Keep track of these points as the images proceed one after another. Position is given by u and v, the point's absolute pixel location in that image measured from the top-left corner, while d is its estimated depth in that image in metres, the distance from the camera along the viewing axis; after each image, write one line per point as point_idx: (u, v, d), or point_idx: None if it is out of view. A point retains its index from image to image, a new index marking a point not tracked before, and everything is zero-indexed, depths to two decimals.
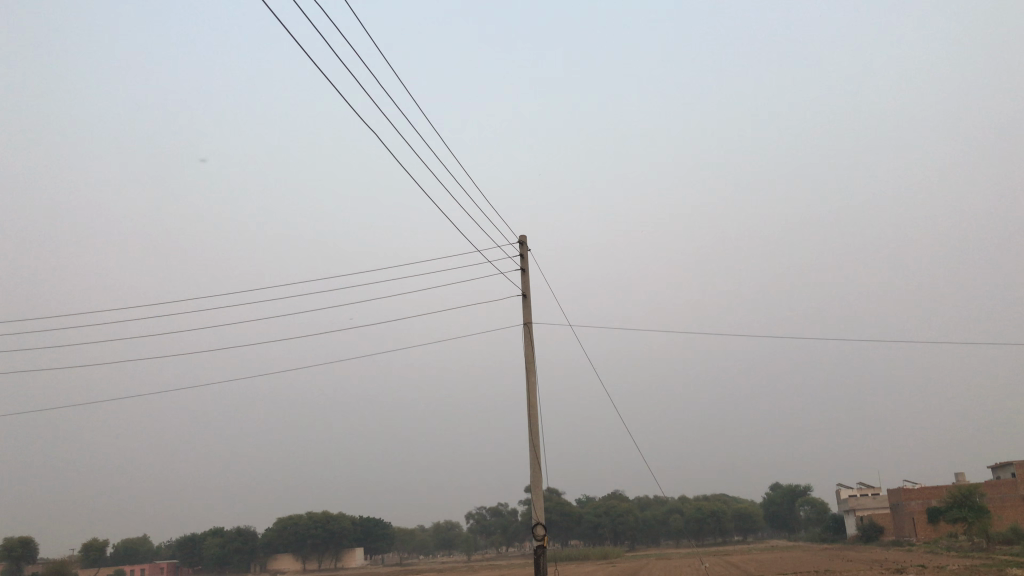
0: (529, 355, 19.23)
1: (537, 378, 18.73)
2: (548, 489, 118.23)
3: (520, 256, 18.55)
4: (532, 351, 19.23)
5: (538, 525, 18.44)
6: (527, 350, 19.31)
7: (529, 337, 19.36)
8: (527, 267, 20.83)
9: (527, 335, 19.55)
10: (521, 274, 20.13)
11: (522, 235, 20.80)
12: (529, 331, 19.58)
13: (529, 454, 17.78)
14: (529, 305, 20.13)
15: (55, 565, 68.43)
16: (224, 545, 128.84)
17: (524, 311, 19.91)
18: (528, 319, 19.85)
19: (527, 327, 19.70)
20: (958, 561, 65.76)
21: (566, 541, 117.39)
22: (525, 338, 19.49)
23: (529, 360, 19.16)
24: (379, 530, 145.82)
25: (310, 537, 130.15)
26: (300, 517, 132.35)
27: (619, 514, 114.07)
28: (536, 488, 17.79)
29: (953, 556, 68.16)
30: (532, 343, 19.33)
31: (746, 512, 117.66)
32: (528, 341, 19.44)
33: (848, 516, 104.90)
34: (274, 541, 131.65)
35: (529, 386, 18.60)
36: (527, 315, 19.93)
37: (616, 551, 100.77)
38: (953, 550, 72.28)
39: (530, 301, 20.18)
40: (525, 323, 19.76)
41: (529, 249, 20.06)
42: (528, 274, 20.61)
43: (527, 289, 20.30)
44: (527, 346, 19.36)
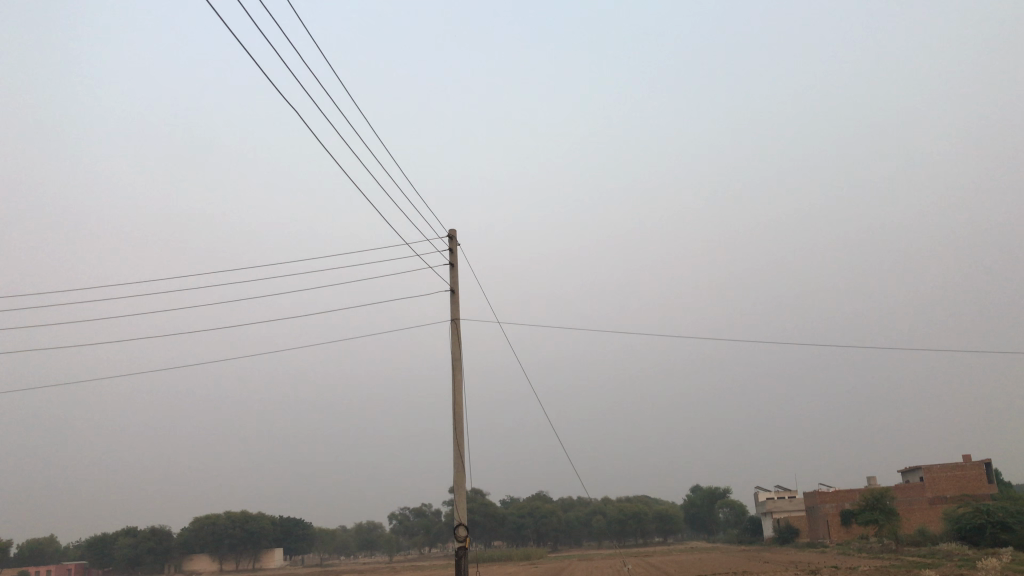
0: (455, 352, 18.49)
1: (462, 375, 18.01)
2: (472, 489, 117.47)
3: (448, 246, 17.86)
4: (458, 348, 18.50)
5: (460, 525, 17.72)
6: (453, 347, 18.58)
7: (455, 333, 18.63)
8: (455, 261, 20.14)
9: (454, 332, 18.82)
10: (450, 268, 19.39)
11: (450, 228, 20.07)
12: (456, 328, 18.84)
13: (452, 453, 17.05)
14: (456, 300, 19.40)
15: None
16: (137, 545, 124.34)
17: (451, 306, 19.17)
18: (455, 315, 19.11)
19: (454, 323, 18.96)
20: (869, 563, 67.49)
21: (489, 542, 116.91)
22: (452, 335, 18.74)
23: (455, 358, 18.43)
24: (299, 530, 142.87)
25: (228, 537, 126.62)
26: (217, 517, 128.63)
27: (543, 515, 114.03)
28: (458, 490, 17.08)
29: (865, 558, 69.87)
30: (458, 340, 18.60)
31: (667, 514, 118.92)
32: (454, 338, 18.71)
33: (766, 519, 106.98)
34: (189, 541, 127.72)
35: (455, 385, 17.85)
36: (453, 311, 19.19)
37: (539, 552, 100.72)
38: (863, 552, 74.14)
39: (457, 295, 19.47)
40: (452, 318, 19.02)
41: (457, 241, 19.40)
42: (456, 267, 19.94)
43: (455, 284, 19.60)
44: (452, 343, 18.62)
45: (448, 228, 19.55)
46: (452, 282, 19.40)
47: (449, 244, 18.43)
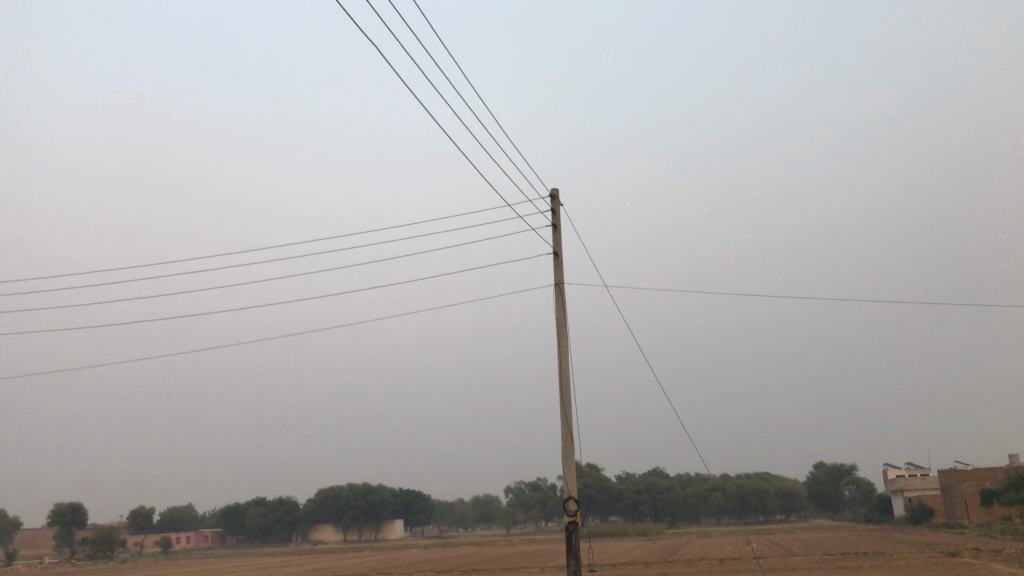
0: (560, 318, 16.43)
1: (569, 343, 15.93)
2: (587, 464, 115.93)
3: (549, 201, 15.91)
4: (564, 311, 16.45)
5: (569, 502, 15.74)
6: (558, 313, 16.52)
7: (561, 298, 16.54)
8: (559, 222, 18.07)
9: (559, 294, 16.78)
10: (551, 229, 17.38)
11: (553, 186, 18.01)
12: (561, 292, 16.77)
13: (560, 423, 15.08)
14: (561, 264, 17.31)
15: None
16: (267, 515, 129.43)
17: (555, 270, 17.14)
18: (560, 279, 17.01)
19: (559, 288, 16.87)
20: (1015, 545, 61.92)
21: (605, 517, 115.39)
22: (556, 300, 16.69)
23: (560, 324, 16.38)
24: (419, 502, 144.54)
25: (350, 508, 128.93)
26: (341, 489, 131.68)
27: (660, 491, 111.29)
28: (568, 463, 15.08)
29: (1010, 540, 64.14)
30: (564, 305, 16.53)
31: (789, 491, 114.10)
32: (559, 304, 16.64)
33: (897, 497, 100.71)
34: (316, 511, 131.61)
35: (561, 353, 15.85)
36: (558, 275, 17.09)
37: (656, 528, 98.20)
38: (1010, 534, 68.20)
39: (561, 258, 17.41)
40: (557, 283, 16.95)
41: (559, 200, 17.40)
42: (559, 230, 17.90)
43: (558, 248, 17.59)
44: (557, 308, 16.56)
45: (550, 187, 17.58)
46: (556, 245, 17.48)
47: (549, 199, 16.51)
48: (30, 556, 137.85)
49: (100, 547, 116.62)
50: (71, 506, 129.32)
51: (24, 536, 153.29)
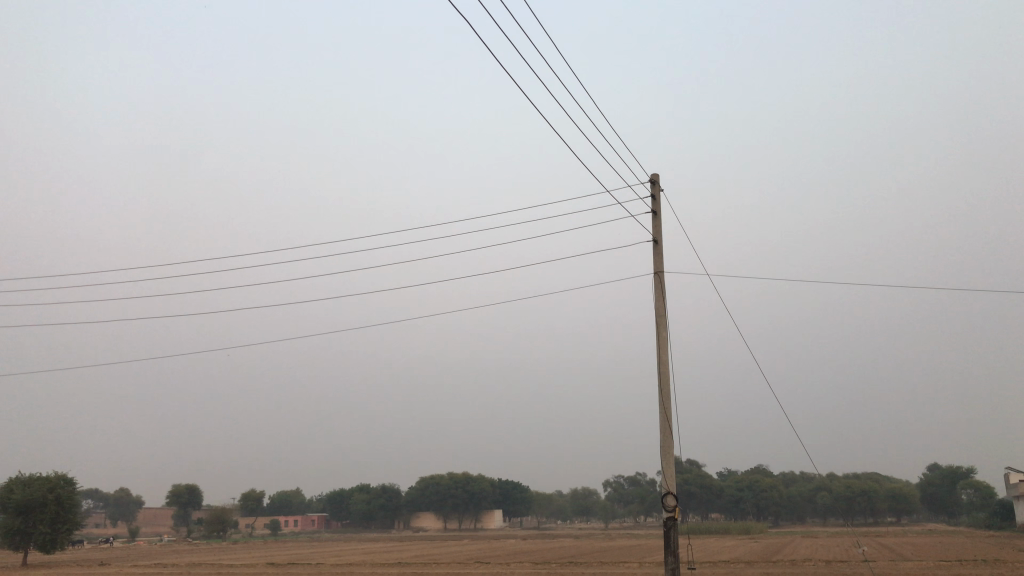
0: (659, 309, 15.99)
1: (668, 334, 15.49)
2: (688, 460, 114.22)
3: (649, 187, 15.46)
4: (664, 303, 16.00)
5: (668, 494, 15.33)
6: (657, 303, 16.10)
7: (660, 287, 16.11)
8: (658, 210, 17.57)
9: (658, 284, 16.33)
10: (651, 216, 16.91)
11: (653, 173, 17.49)
12: (660, 281, 16.33)
13: (659, 413, 14.68)
14: (660, 252, 16.86)
15: (196, 559, 68.74)
16: (370, 501, 132.89)
17: (655, 259, 16.66)
18: (659, 268, 16.56)
19: (658, 277, 16.42)
20: None
21: (706, 514, 113.51)
22: (655, 289, 16.27)
23: (658, 314, 15.97)
24: (518, 493, 145.22)
25: (450, 497, 130.58)
26: (441, 478, 133.74)
27: (763, 489, 108.56)
28: (666, 455, 14.69)
29: None
30: (663, 295, 16.08)
31: (900, 492, 109.39)
32: (658, 292, 16.21)
33: (1020, 503, 94.98)
34: (417, 499, 134.08)
35: (659, 342, 15.45)
36: (657, 265, 16.65)
37: (759, 526, 95.83)
38: None
39: (660, 247, 16.92)
40: (656, 273, 16.48)
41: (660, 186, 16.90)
42: (659, 218, 17.41)
43: (658, 236, 17.11)
44: (656, 298, 16.15)
45: (651, 174, 17.11)
46: (656, 234, 17.02)
47: (652, 186, 16.09)
48: (150, 534, 145.60)
49: (214, 527, 122.05)
50: (188, 488, 135.69)
51: (146, 514, 161.91)
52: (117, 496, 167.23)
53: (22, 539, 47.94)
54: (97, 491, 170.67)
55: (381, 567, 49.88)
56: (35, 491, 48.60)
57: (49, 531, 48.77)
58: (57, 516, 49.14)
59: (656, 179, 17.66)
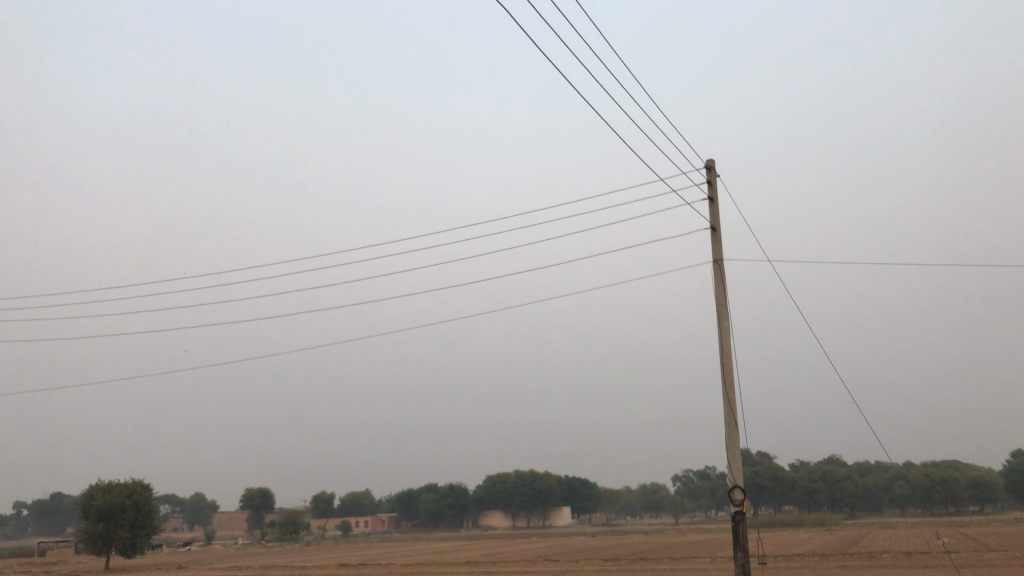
0: (719, 297, 15.13)
1: (730, 323, 14.62)
2: (759, 452, 111.82)
3: (704, 170, 14.66)
4: (724, 292, 15.11)
5: (736, 489, 14.44)
6: (717, 291, 15.22)
7: (720, 274, 15.22)
8: (715, 196, 16.69)
9: (718, 273, 15.44)
10: (708, 200, 16.03)
11: (708, 158, 16.58)
12: (720, 268, 15.45)
13: (722, 406, 13.83)
14: (718, 238, 15.97)
15: (268, 564, 69.36)
16: (438, 500, 133.61)
17: (713, 246, 15.80)
18: (718, 255, 15.65)
19: (717, 264, 15.54)
20: None
21: (779, 507, 111.06)
22: (715, 277, 15.38)
23: (719, 302, 15.09)
24: (586, 490, 144.16)
25: (518, 495, 130.29)
26: (508, 476, 133.60)
27: (837, 480, 105.60)
28: (732, 450, 13.84)
29: None
30: (723, 284, 15.20)
31: (982, 480, 105.34)
32: (718, 281, 15.33)
33: None
34: (485, 498, 134.20)
35: (721, 331, 14.59)
36: (716, 251, 15.76)
37: (835, 518, 93.19)
38: None
39: (719, 233, 16.03)
40: (714, 260, 15.61)
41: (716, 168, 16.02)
42: (716, 203, 16.53)
43: (716, 222, 16.24)
44: (716, 286, 15.27)
45: (706, 157, 16.25)
46: (713, 219, 16.14)
47: (707, 169, 15.28)
48: (226, 537, 148.70)
49: (287, 529, 124.02)
50: (261, 491, 138.17)
51: (221, 518, 165.50)
52: (193, 500, 171.30)
53: (102, 544, 48.98)
54: (174, 496, 175.02)
55: (449, 567, 49.49)
56: (113, 497, 49.66)
57: (129, 535, 49.74)
58: (136, 521, 50.10)
59: (711, 164, 16.75)
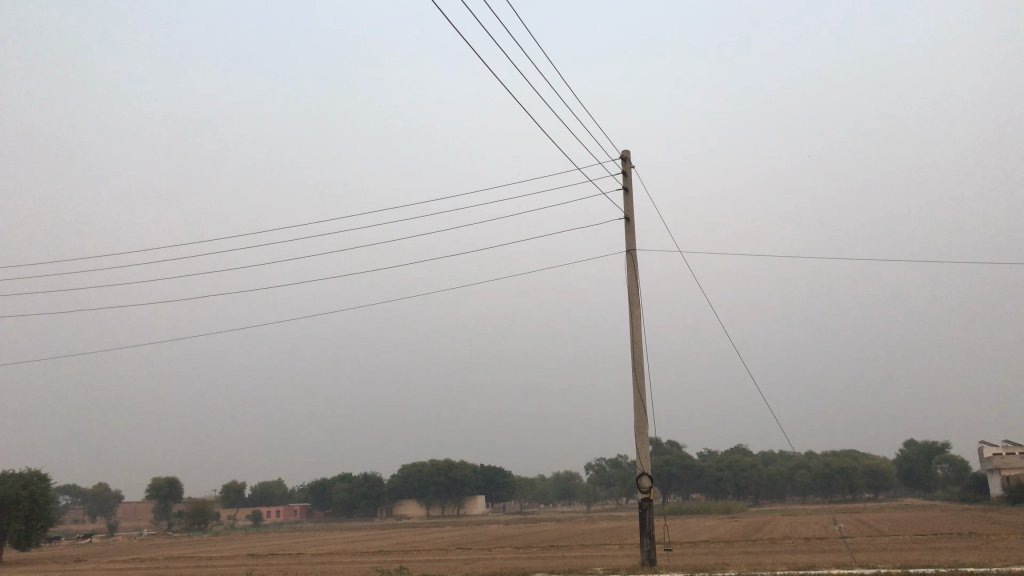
0: (632, 286, 15.64)
1: (641, 311, 15.15)
2: (669, 441, 114.69)
3: (619, 162, 15.17)
4: (637, 281, 15.63)
5: (643, 475, 14.99)
6: (630, 280, 15.74)
7: (633, 265, 15.74)
8: (630, 187, 17.21)
9: (631, 263, 15.96)
10: (623, 192, 16.55)
11: (624, 150, 17.10)
12: (633, 259, 15.97)
13: (632, 391, 14.35)
14: (632, 230, 16.46)
15: (173, 556, 67.66)
16: (352, 490, 132.73)
17: (627, 237, 16.31)
18: (631, 245, 16.18)
19: (631, 254, 16.06)
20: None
21: (687, 494, 114.35)
22: (628, 267, 15.89)
23: (632, 291, 15.61)
24: (501, 478, 145.07)
25: (433, 484, 130.25)
26: (424, 465, 133.36)
27: (743, 468, 109.01)
28: (640, 435, 14.34)
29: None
30: (636, 273, 15.72)
31: (878, 469, 110.51)
32: (631, 271, 15.84)
33: (994, 476, 95.57)
34: (399, 487, 133.72)
35: (633, 320, 15.09)
36: (629, 242, 16.27)
37: (740, 506, 96.23)
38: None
39: (633, 225, 16.54)
40: (628, 250, 16.13)
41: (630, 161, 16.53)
42: (631, 194, 17.06)
43: (630, 213, 16.78)
44: (629, 275, 15.77)
45: (622, 150, 16.75)
46: (627, 210, 16.66)
47: (622, 161, 15.79)
48: (130, 528, 144.27)
49: (196, 520, 121.02)
50: (168, 481, 134.51)
51: (126, 508, 160.67)
52: (95, 490, 165.72)
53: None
54: (74, 487, 168.78)
55: (361, 556, 49.20)
56: (7, 488, 47.73)
57: (24, 527, 47.86)
58: (31, 512, 48.21)
59: (626, 156, 17.26)
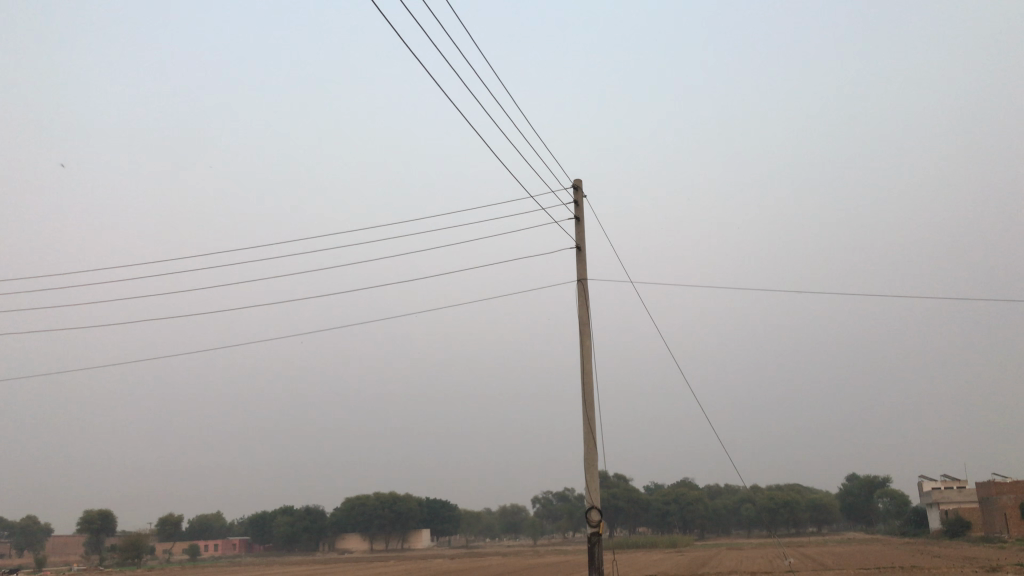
0: (583, 316, 15.03)
1: (592, 342, 14.53)
2: (616, 474, 114.18)
3: (571, 187, 14.59)
4: (588, 311, 15.03)
5: (592, 510, 14.24)
6: (581, 310, 15.10)
7: (584, 294, 15.14)
8: (582, 217, 16.63)
9: (582, 292, 15.36)
10: (575, 219, 15.99)
11: (577, 177, 16.57)
12: (584, 287, 15.37)
13: (582, 422, 13.67)
14: (583, 258, 15.86)
15: None
16: (294, 523, 129.39)
17: (578, 266, 15.70)
18: (582, 275, 15.58)
19: (582, 283, 15.45)
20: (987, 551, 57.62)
21: (633, 528, 113.72)
22: (579, 297, 15.26)
23: (583, 321, 14.98)
24: (446, 512, 142.80)
25: (377, 517, 127.51)
26: (367, 497, 130.55)
27: (689, 502, 108.85)
28: (590, 469, 13.63)
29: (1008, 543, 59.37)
30: (587, 302, 15.12)
31: (821, 503, 111.26)
32: (582, 301, 15.22)
33: (933, 511, 96.69)
34: (342, 521, 130.69)
35: (584, 351, 14.45)
36: (581, 271, 15.66)
37: (685, 539, 95.81)
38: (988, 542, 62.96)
39: (584, 254, 15.96)
40: (579, 280, 15.53)
41: (583, 189, 15.98)
42: (582, 224, 16.48)
43: (582, 241, 16.19)
44: (580, 306, 15.15)
45: (574, 177, 16.21)
46: (579, 239, 16.08)
47: (574, 188, 15.25)
48: (59, 563, 138.24)
49: (129, 554, 116.40)
50: (101, 513, 129.48)
51: (55, 543, 154.19)
52: (23, 523, 158.94)
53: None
54: (1, 519, 161.59)
55: None
56: None
57: None
58: None
59: (579, 184, 16.72)
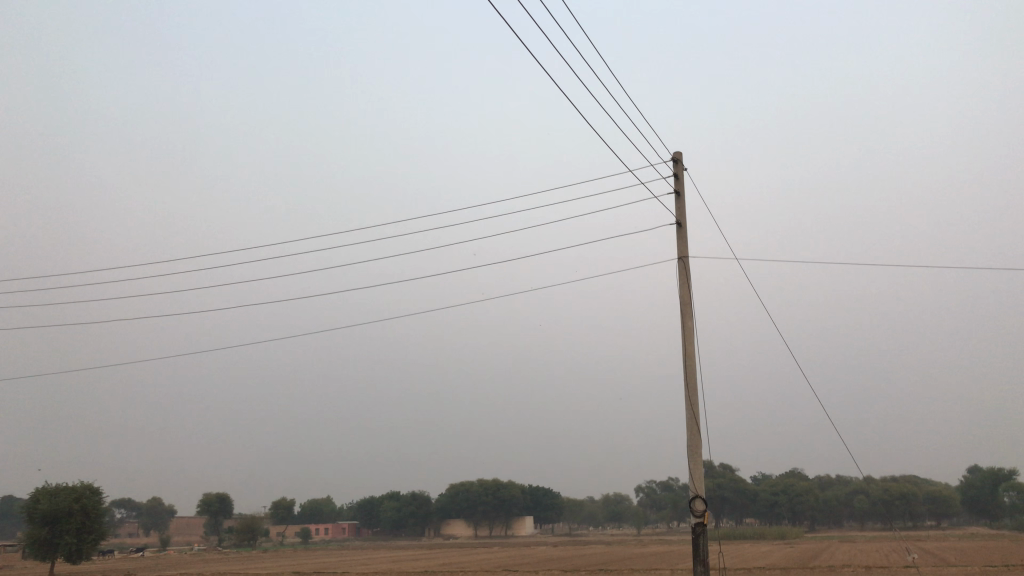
0: (684, 295, 13.76)
1: (694, 324, 13.23)
2: (722, 464, 111.30)
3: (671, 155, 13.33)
4: (689, 289, 13.74)
5: (696, 500, 13.03)
6: (682, 290, 13.83)
7: (685, 272, 13.86)
8: (682, 189, 15.25)
9: (682, 269, 14.09)
10: (674, 191, 14.69)
11: (676, 148, 15.22)
12: (684, 262, 14.08)
13: (684, 410, 12.46)
14: (684, 233, 14.57)
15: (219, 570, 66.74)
16: (401, 508, 131.39)
17: (678, 241, 14.38)
18: (684, 252, 14.27)
19: (682, 261, 14.17)
20: None
21: (740, 519, 110.64)
22: (680, 274, 14.00)
23: (684, 301, 13.68)
24: (549, 500, 142.39)
25: (480, 504, 128.13)
26: (471, 485, 131.26)
27: (798, 493, 105.06)
28: (694, 458, 12.42)
29: None
30: (689, 280, 13.83)
31: (941, 495, 105.44)
32: (684, 279, 13.95)
33: None
34: (446, 507, 132.03)
35: (684, 330, 13.21)
36: (681, 247, 14.34)
37: (795, 532, 92.49)
38: None
39: (685, 229, 14.65)
40: (680, 257, 14.24)
41: (681, 159, 14.65)
42: (682, 196, 15.13)
43: (682, 216, 14.85)
44: (682, 285, 13.88)
45: (673, 147, 14.91)
46: (680, 212, 14.77)
47: (672, 158, 13.92)
48: (181, 544, 144.77)
49: (245, 536, 120.55)
50: (219, 496, 134.72)
51: (178, 524, 161.63)
52: (149, 505, 167.27)
53: (46, 550, 46.40)
54: (129, 500, 170.64)
55: None
56: (61, 501, 46.80)
57: (75, 541, 46.81)
58: (83, 526, 47.22)
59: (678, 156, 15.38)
